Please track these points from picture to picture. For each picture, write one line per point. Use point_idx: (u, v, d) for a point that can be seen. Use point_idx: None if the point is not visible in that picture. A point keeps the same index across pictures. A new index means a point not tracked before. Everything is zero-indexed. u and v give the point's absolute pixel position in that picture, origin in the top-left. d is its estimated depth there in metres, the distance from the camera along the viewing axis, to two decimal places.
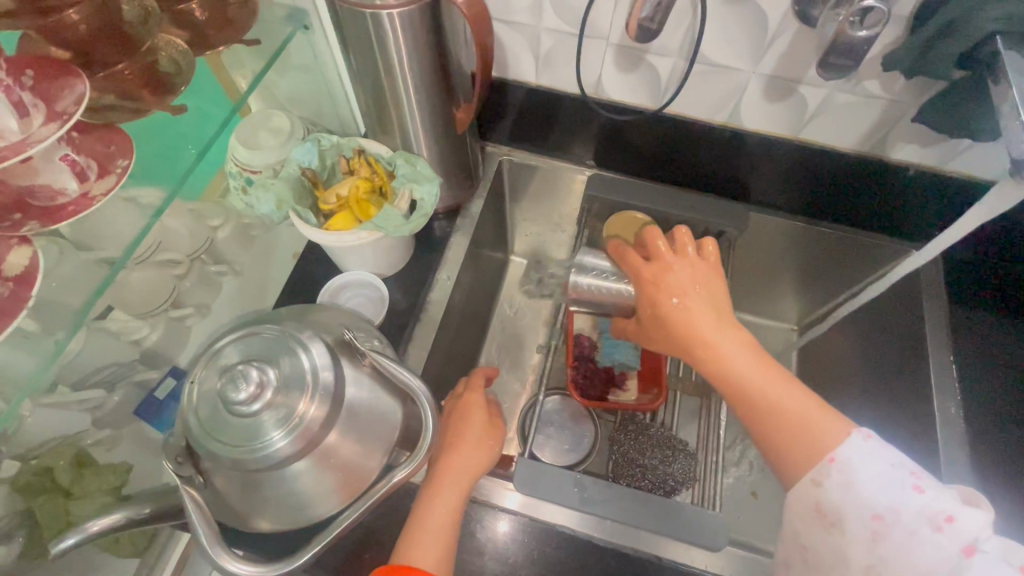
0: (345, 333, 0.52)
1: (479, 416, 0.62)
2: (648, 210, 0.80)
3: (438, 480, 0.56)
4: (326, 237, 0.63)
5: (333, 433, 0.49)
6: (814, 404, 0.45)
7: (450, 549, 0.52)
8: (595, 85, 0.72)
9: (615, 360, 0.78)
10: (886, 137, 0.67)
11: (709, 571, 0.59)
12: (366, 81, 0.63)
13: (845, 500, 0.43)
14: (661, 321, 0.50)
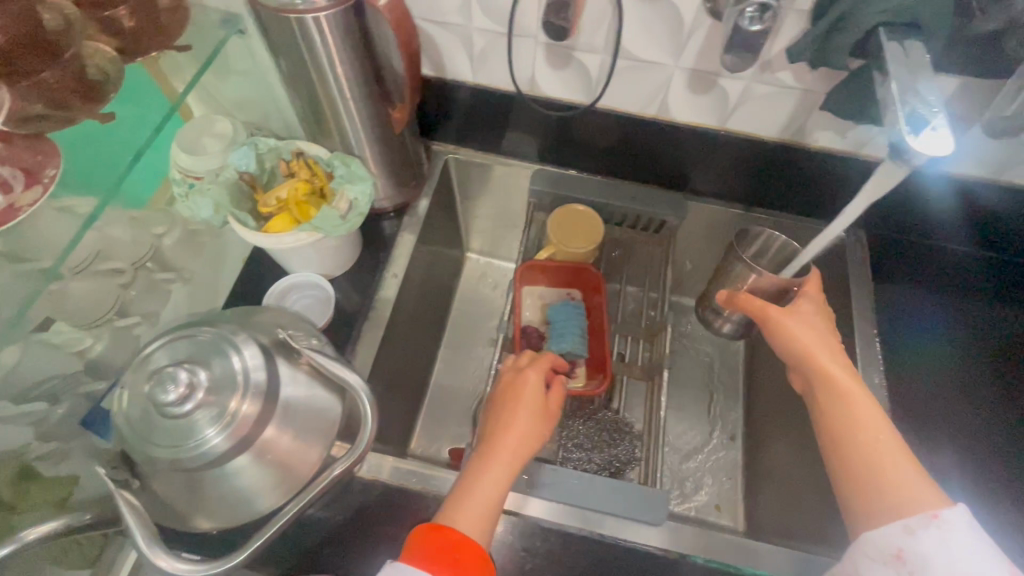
0: (279, 331, 0.53)
1: (536, 393, 0.62)
2: (590, 201, 0.83)
3: (490, 458, 0.57)
4: (266, 240, 0.64)
5: (270, 427, 0.50)
6: (925, 479, 0.51)
7: (491, 525, 0.54)
8: (530, 82, 0.74)
9: (563, 348, 0.78)
10: (805, 126, 0.71)
11: (648, 546, 0.62)
12: (300, 84, 0.64)
13: (936, 554, 0.47)
14: (801, 346, 0.61)
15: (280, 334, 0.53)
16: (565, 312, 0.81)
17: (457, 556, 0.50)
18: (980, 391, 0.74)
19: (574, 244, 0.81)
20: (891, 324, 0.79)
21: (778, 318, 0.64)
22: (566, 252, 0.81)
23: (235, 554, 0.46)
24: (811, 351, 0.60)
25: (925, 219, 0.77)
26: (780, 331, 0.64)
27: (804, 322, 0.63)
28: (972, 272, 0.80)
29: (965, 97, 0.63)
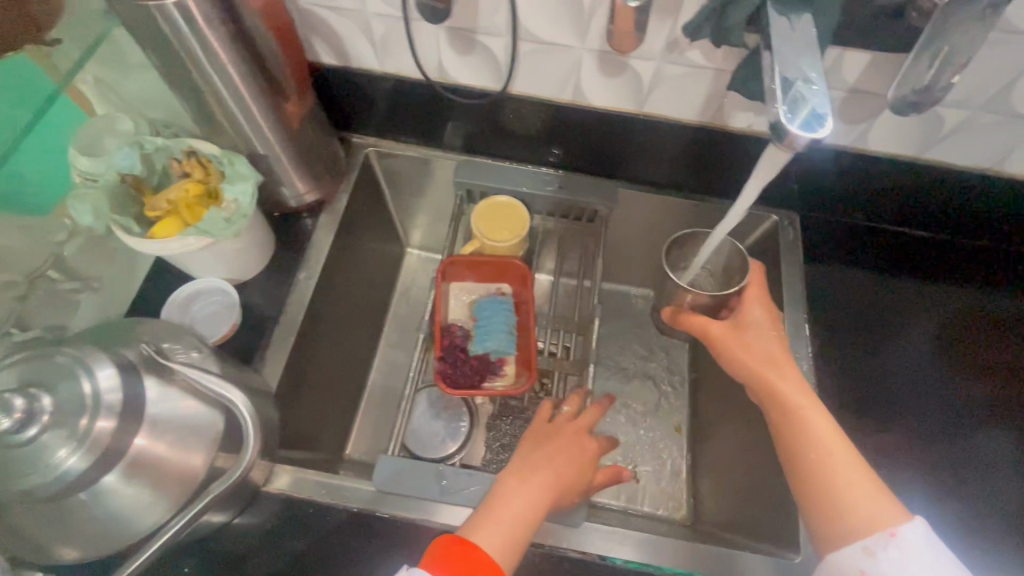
0: (142, 346, 0.51)
1: (569, 428, 0.60)
2: (515, 193, 0.80)
3: (525, 475, 0.54)
4: (148, 246, 0.60)
5: (136, 444, 0.48)
6: (883, 494, 0.52)
7: (515, 551, 0.50)
8: (439, 70, 0.71)
9: (488, 347, 0.76)
10: (722, 109, 0.69)
11: (570, 549, 0.62)
12: (178, 78, 0.60)
13: (895, 574, 0.47)
14: (755, 363, 0.61)
15: (143, 350, 0.51)
16: (493, 308, 0.78)
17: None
18: (901, 362, 0.76)
19: (499, 237, 0.76)
20: (821, 297, 0.80)
21: (725, 336, 0.64)
22: (491, 247, 0.77)
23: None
24: (773, 368, 0.59)
25: (846, 197, 0.79)
26: (728, 349, 0.63)
27: (743, 338, 0.63)
28: (888, 249, 0.83)
29: (874, 74, 0.61)
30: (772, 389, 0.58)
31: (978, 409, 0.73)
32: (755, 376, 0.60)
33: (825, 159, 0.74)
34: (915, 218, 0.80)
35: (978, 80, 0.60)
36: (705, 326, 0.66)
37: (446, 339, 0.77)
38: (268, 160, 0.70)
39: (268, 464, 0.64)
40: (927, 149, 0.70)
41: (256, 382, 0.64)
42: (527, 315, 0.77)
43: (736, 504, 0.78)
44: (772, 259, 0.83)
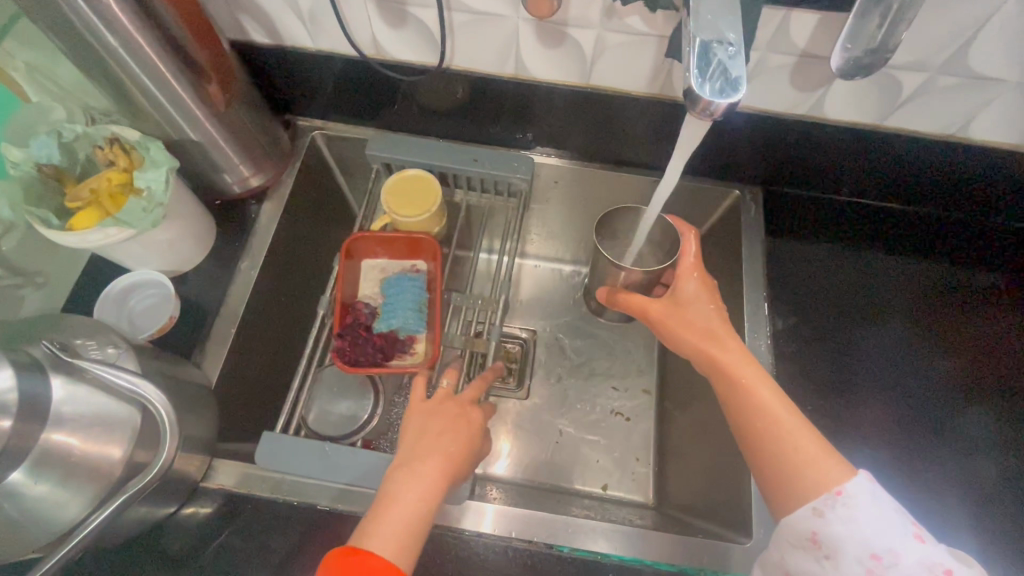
0: (43, 344, 0.49)
1: (453, 402, 0.61)
2: (427, 165, 0.77)
3: (413, 463, 0.54)
4: (67, 238, 0.57)
5: (44, 440, 0.47)
6: (828, 452, 0.49)
7: (412, 545, 0.50)
8: (374, 45, 0.70)
9: (393, 325, 0.76)
10: (669, 79, 0.67)
11: (501, 538, 0.62)
12: (88, 62, 0.57)
13: (844, 533, 0.45)
14: (694, 337, 0.60)
15: (44, 348, 0.50)
16: (400, 285, 0.78)
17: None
18: (868, 338, 0.74)
19: (408, 213, 0.75)
20: (786, 273, 0.78)
21: (666, 309, 0.64)
22: (402, 224, 0.76)
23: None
24: (713, 339, 0.59)
25: (805, 169, 0.77)
26: (667, 326, 0.64)
27: (685, 308, 0.63)
28: (855, 223, 0.80)
29: (824, 36, 0.57)
30: (715, 363, 0.57)
31: (947, 386, 0.71)
32: (698, 349, 0.60)
33: (783, 133, 0.71)
34: (874, 188, 0.78)
35: (933, 40, 0.56)
36: (644, 304, 0.67)
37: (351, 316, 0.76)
38: (200, 147, 0.67)
39: (206, 459, 0.63)
40: (888, 116, 0.67)
41: (191, 376, 0.62)
42: (434, 289, 0.77)
43: (696, 488, 0.77)
44: (732, 237, 0.80)
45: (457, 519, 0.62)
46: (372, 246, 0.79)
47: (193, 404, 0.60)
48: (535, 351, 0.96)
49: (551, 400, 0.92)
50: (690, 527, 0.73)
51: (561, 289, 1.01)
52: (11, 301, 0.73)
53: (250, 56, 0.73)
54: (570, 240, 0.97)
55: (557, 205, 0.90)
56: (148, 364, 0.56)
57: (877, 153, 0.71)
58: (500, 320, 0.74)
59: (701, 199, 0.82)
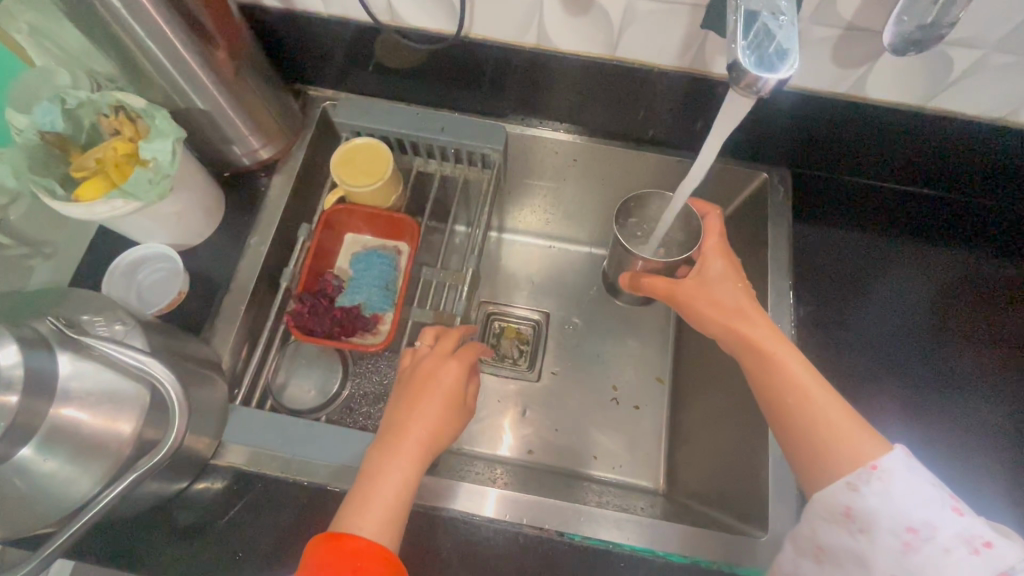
0: (48, 320, 0.48)
1: (429, 360, 0.61)
2: (399, 134, 0.77)
3: (395, 443, 0.55)
4: (73, 209, 0.55)
5: (53, 416, 0.47)
6: (858, 425, 0.49)
7: (397, 524, 0.52)
8: (389, 11, 0.66)
9: (358, 301, 0.76)
10: (701, 52, 0.64)
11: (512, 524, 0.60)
12: (91, 25, 0.54)
13: (881, 507, 0.45)
14: (721, 315, 0.59)
15: (51, 325, 0.48)
16: (367, 262, 0.79)
17: (358, 564, 0.48)
18: (898, 329, 0.71)
19: (358, 183, 0.74)
20: (813, 259, 0.74)
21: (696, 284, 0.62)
22: (353, 193, 0.75)
23: (29, 560, 0.44)
24: (744, 316, 0.58)
25: (836, 152, 0.73)
26: (690, 305, 0.62)
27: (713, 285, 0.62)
28: (887, 210, 0.77)
29: (873, 7, 0.53)
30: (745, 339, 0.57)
31: (978, 381, 0.68)
32: (727, 326, 0.59)
33: (819, 112, 0.67)
34: (906, 171, 0.74)
35: (992, 14, 0.52)
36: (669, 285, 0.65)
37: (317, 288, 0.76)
38: (208, 116, 0.65)
39: (215, 437, 0.62)
40: (934, 95, 0.63)
41: (199, 352, 0.61)
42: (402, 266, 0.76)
43: (708, 477, 0.76)
44: (758, 222, 0.77)
45: (467, 506, 0.61)
46: (344, 223, 0.79)
47: (202, 381, 0.59)
48: (547, 333, 0.94)
49: (562, 383, 0.91)
50: (702, 517, 0.71)
51: (576, 270, 0.99)
52: (21, 271, 0.73)
53: (260, 20, 0.70)
54: (587, 220, 0.94)
55: (575, 183, 0.87)
56: (157, 340, 0.55)
57: (919, 134, 0.67)
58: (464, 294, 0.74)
59: (727, 181, 0.79)
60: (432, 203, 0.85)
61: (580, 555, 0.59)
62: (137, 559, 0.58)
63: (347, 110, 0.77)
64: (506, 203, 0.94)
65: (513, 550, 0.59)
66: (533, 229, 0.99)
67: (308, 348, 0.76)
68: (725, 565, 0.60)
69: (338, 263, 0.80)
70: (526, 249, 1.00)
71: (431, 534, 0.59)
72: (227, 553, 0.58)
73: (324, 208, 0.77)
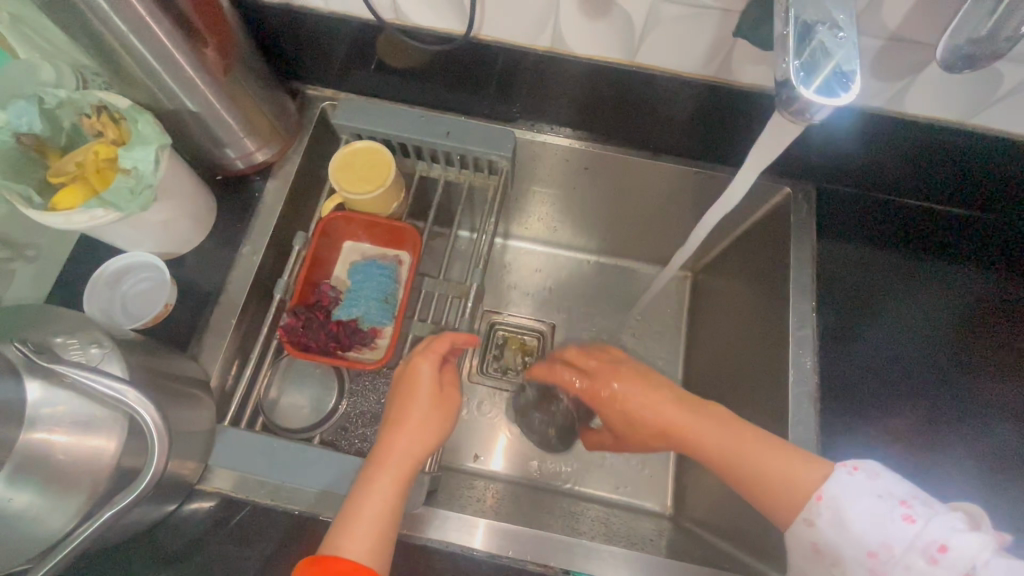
0: (18, 344, 0.44)
1: (411, 369, 0.57)
2: (401, 138, 0.73)
3: (380, 461, 0.52)
4: (48, 219, 0.52)
5: (21, 449, 0.43)
6: (789, 455, 0.52)
7: (384, 546, 0.49)
8: (394, 9, 0.62)
9: (355, 314, 0.72)
10: (727, 59, 0.59)
11: (515, 561, 0.57)
12: (70, 20, 0.50)
13: (838, 539, 0.47)
14: (641, 423, 0.59)
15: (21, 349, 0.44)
16: (366, 272, 0.74)
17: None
18: (922, 352, 0.67)
19: (357, 189, 0.70)
20: (833, 281, 0.70)
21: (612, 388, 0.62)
22: (353, 200, 0.71)
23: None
24: (657, 412, 0.58)
25: (864, 167, 0.69)
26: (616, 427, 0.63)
27: (614, 402, 0.61)
28: (914, 228, 0.72)
29: (920, 17, 0.49)
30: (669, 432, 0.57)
31: (1005, 410, 0.64)
32: (656, 430, 0.58)
33: (849, 126, 0.63)
34: (938, 189, 0.70)
35: None
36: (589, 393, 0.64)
37: (312, 300, 0.72)
38: (198, 117, 0.61)
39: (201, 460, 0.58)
40: (976, 112, 0.59)
41: (187, 371, 0.58)
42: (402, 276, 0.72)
43: (718, 505, 0.72)
44: (779, 237, 0.73)
45: (468, 540, 0.57)
46: (342, 230, 0.75)
47: (189, 402, 0.56)
48: (552, 346, 0.91)
49: None
50: (712, 550, 0.68)
51: (583, 280, 0.95)
52: (3, 275, 0.69)
53: (256, 14, 0.65)
54: (596, 229, 0.90)
55: (585, 191, 0.83)
56: (138, 361, 0.51)
57: (954, 151, 0.63)
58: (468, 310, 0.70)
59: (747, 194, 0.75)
60: (434, 209, 0.81)
61: None
62: None
63: (347, 112, 0.73)
64: (511, 209, 0.90)
65: None
66: (538, 236, 0.95)
67: (303, 363, 0.72)
68: None
69: (335, 272, 0.76)
70: (531, 257, 0.96)
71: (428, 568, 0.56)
72: None
73: (321, 214, 0.73)
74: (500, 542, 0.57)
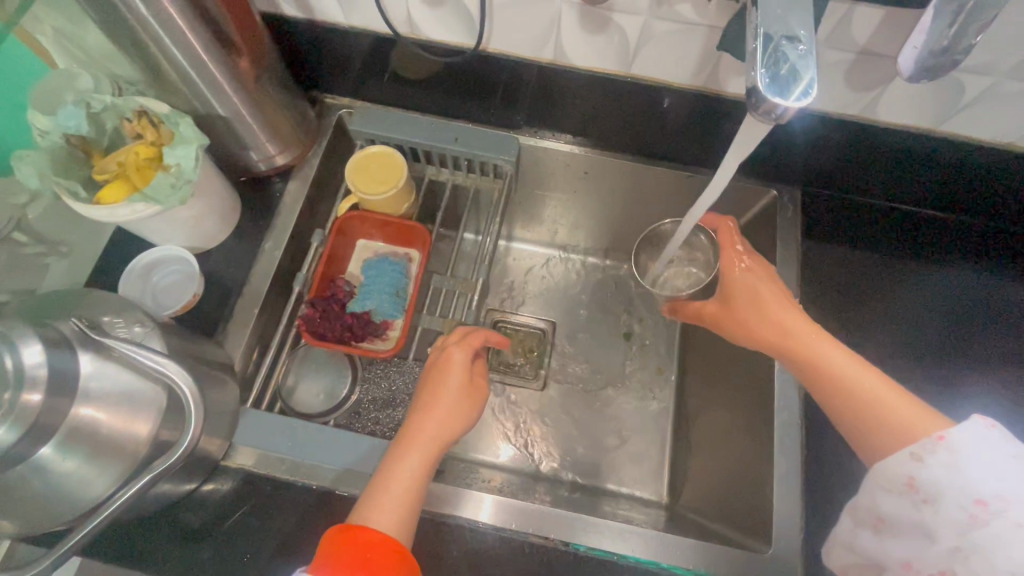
0: (72, 320, 0.49)
1: (445, 359, 0.62)
2: (413, 143, 0.78)
3: (410, 441, 0.56)
4: (94, 211, 0.57)
5: (72, 417, 0.47)
6: (918, 407, 0.48)
7: (409, 519, 0.53)
8: (408, 24, 0.67)
9: (368, 307, 0.78)
10: (715, 70, 0.64)
11: (518, 532, 0.61)
12: (119, 33, 0.55)
13: (947, 478, 0.43)
14: (759, 337, 0.61)
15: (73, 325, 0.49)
16: (379, 269, 0.80)
17: (367, 555, 0.48)
18: (913, 347, 0.70)
19: (372, 190, 0.75)
20: (822, 276, 0.74)
21: (735, 306, 0.64)
22: (367, 201, 0.76)
23: (42, 559, 0.44)
24: (768, 333, 0.60)
25: (846, 171, 0.74)
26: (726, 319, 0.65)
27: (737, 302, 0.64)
28: (898, 228, 0.77)
29: (888, 32, 0.54)
30: (785, 346, 0.58)
31: (991, 404, 0.67)
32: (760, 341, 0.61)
33: (831, 131, 0.68)
34: (916, 191, 0.75)
35: (1005, 44, 0.53)
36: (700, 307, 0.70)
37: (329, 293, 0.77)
38: (227, 122, 0.66)
39: (227, 438, 0.63)
40: (947, 118, 0.64)
41: (215, 355, 0.62)
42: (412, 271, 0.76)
43: (713, 490, 0.76)
44: (767, 239, 0.78)
45: (473, 513, 0.61)
46: (357, 229, 0.80)
47: (217, 384, 0.60)
48: (553, 342, 0.95)
49: (567, 393, 0.91)
50: (706, 530, 0.71)
51: (584, 281, 0.99)
52: (38, 270, 0.73)
53: (281, 29, 0.71)
54: (596, 232, 0.95)
55: (586, 194, 0.88)
56: (173, 342, 0.56)
57: (929, 156, 0.68)
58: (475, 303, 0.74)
59: (738, 198, 0.80)
60: (443, 211, 0.86)
61: (588, 565, 0.59)
62: (146, 557, 0.59)
63: (363, 119, 0.78)
64: (516, 212, 0.95)
65: (516, 557, 0.59)
66: (541, 238, 1.00)
67: (318, 354, 0.77)
68: None
69: (349, 268, 0.81)
70: (534, 258, 1.01)
71: (438, 541, 0.60)
72: (235, 554, 0.59)
73: (337, 214, 0.78)
74: (503, 515, 0.61)
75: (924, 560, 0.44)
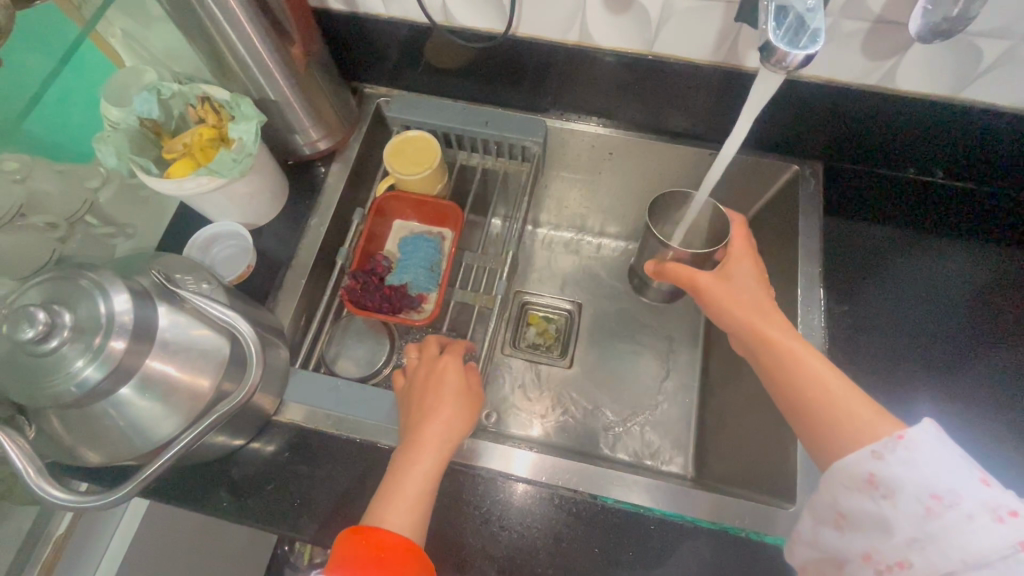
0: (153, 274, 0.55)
1: (444, 364, 0.65)
2: (445, 126, 0.83)
3: (419, 445, 0.58)
4: (166, 184, 0.64)
5: (149, 363, 0.53)
6: (875, 411, 0.48)
7: (421, 519, 0.55)
8: (444, 13, 0.72)
9: (405, 279, 0.83)
10: (734, 46, 0.68)
11: (548, 484, 0.64)
12: (189, 23, 0.62)
13: (903, 473, 0.42)
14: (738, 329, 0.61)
15: (153, 278, 0.55)
16: (413, 245, 0.85)
17: (380, 554, 0.51)
18: (933, 323, 0.71)
19: (409, 171, 0.80)
20: (839, 252, 0.76)
21: (715, 296, 0.64)
22: (405, 181, 0.81)
23: (126, 482, 0.47)
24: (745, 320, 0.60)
25: (863, 143, 0.76)
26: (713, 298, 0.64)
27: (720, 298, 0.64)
28: (918, 203, 0.78)
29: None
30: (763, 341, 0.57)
31: (1007, 373, 0.68)
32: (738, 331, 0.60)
33: (850, 102, 0.70)
34: (933, 162, 0.76)
35: (1019, 7, 0.54)
36: (692, 275, 0.67)
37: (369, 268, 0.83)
38: (279, 108, 0.72)
39: (278, 394, 0.68)
40: (966, 85, 0.65)
41: (269, 318, 0.68)
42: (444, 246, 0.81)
43: (737, 459, 0.78)
44: (789, 213, 0.80)
45: (506, 466, 0.65)
46: (394, 209, 0.86)
47: (271, 345, 0.66)
48: (578, 322, 0.98)
49: (593, 370, 0.94)
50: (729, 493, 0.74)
51: (608, 263, 1.03)
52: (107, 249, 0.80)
53: (326, 22, 0.77)
54: (619, 213, 0.98)
55: (611, 175, 0.91)
56: (236, 303, 0.61)
57: (946, 125, 0.70)
58: (505, 275, 0.78)
59: (759, 173, 0.82)
60: (473, 193, 0.91)
61: (614, 518, 0.62)
62: (208, 500, 0.64)
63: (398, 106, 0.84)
64: (543, 196, 0.99)
65: (546, 510, 0.63)
66: (566, 222, 1.03)
67: (359, 325, 0.82)
68: (754, 533, 0.61)
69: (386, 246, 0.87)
70: (560, 241, 1.04)
71: (470, 491, 0.64)
72: (288, 500, 0.64)
73: (376, 195, 0.84)
74: (533, 467, 0.65)
75: (882, 552, 0.42)
